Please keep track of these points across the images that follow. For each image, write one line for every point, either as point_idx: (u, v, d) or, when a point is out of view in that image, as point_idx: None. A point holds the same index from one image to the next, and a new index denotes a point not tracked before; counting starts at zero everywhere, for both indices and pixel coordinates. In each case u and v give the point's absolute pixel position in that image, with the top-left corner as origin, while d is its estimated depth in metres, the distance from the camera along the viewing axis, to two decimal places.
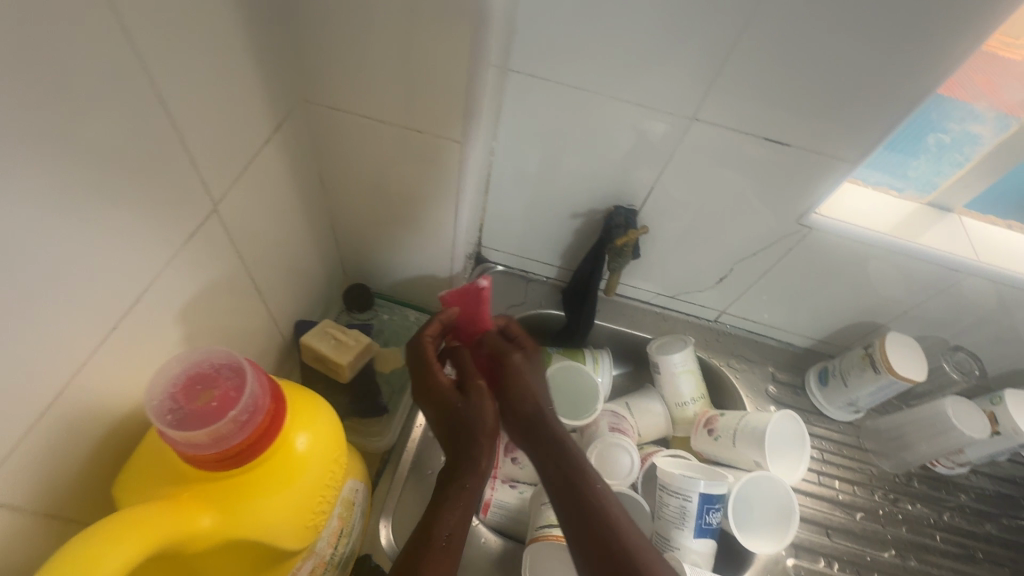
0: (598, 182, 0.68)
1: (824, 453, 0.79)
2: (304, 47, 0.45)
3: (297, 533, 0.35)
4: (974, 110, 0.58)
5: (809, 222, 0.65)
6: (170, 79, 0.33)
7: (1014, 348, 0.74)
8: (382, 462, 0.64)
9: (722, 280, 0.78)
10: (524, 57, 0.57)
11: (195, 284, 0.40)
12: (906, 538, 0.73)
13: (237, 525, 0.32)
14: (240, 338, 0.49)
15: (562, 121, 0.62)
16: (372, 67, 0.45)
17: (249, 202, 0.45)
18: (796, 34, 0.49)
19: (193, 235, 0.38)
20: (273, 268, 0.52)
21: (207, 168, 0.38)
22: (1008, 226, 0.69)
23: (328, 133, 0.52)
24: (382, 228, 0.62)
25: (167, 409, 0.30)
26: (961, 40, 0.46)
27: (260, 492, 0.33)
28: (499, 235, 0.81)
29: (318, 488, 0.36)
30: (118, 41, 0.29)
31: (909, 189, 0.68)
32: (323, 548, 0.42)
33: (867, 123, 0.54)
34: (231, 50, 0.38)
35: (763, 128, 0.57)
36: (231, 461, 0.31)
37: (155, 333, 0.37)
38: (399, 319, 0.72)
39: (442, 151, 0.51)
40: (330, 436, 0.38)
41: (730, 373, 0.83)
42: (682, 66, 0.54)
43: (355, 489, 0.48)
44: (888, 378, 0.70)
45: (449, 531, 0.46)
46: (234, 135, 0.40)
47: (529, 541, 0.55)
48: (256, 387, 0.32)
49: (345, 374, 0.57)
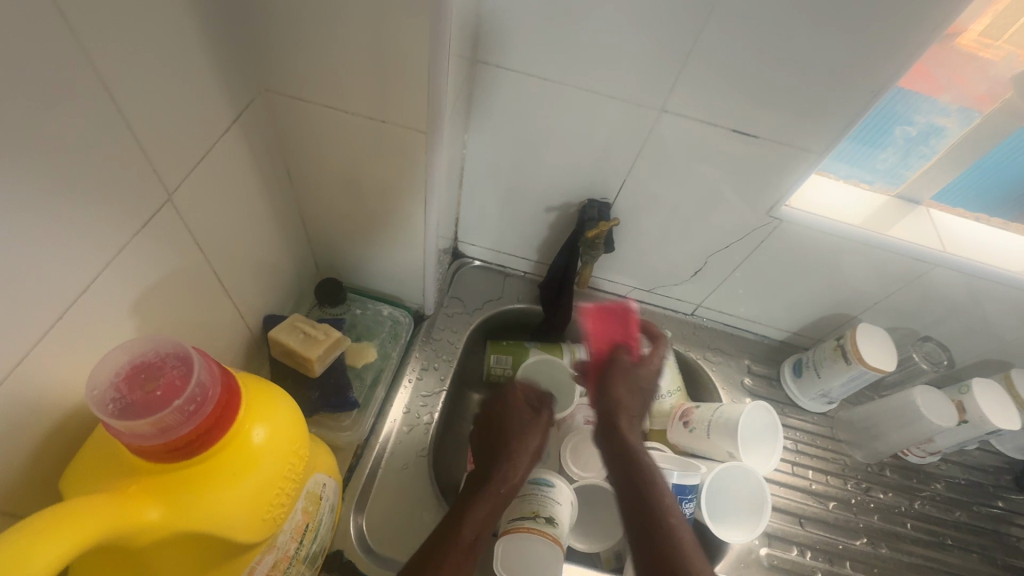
0: (572, 175, 0.68)
1: (798, 444, 0.79)
2: (263, 35, 0.44)
3: (252, 526, 0.35)
4: (938, 103, 0.59)
5: (779, 214, 0.65)
6: (117, 64, 0.32)
7: (981, 338, 0.75)
8: (355, 458, 0.63)
9: (697, 274, 0.78)
10: (493, 49, 0.57)
11: (149, 274, 0.39)
12: (878, 526, 0.74)
13: (187, 518, 0.31)
14: (203, 331, 0.48)
15: (533, 114, 0.62)
16: (334, 56, 0.44)
17: (209, 193, 0.44)
18: (758, 25, 0.49)
19: (146, 225, 0.38)
20: (238, 260, 0.52)
21: (160, 157, 0.38)
22: (976, 218, 0.69)
23: (292, 124, 0.51)
24: (352, 221, 0.61)
25: (109, 398, 0.30)
26: (919, 32, 0.47)
27: (211, 484, 0.32)
28: (475, 229, 0.81)
29: (275, 480, 0.36)
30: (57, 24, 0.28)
31: (879, 181, 0.68)
32: (286, 543, 0.41)
33: (831, 115, 0.55)
34: (184, 37, 0.37)
35: (730, 120, 0.57)
36: (180, 453, 0.31)
37: (105, 323, 0.36)
38: (371, 314, 0.72)
39: (409, 143, 0.50)
40: (289, 428, 0.37)
41: (706, 366, 0.84)
42: (649, 58, 0.54)
43: (324, 484, 0.47)
44: (858, 368, 0.71)
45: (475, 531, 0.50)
46: (189, 124, 0.40)
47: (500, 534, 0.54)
48: (203, 376, 0.32)
49: (314, 369, 0.57)
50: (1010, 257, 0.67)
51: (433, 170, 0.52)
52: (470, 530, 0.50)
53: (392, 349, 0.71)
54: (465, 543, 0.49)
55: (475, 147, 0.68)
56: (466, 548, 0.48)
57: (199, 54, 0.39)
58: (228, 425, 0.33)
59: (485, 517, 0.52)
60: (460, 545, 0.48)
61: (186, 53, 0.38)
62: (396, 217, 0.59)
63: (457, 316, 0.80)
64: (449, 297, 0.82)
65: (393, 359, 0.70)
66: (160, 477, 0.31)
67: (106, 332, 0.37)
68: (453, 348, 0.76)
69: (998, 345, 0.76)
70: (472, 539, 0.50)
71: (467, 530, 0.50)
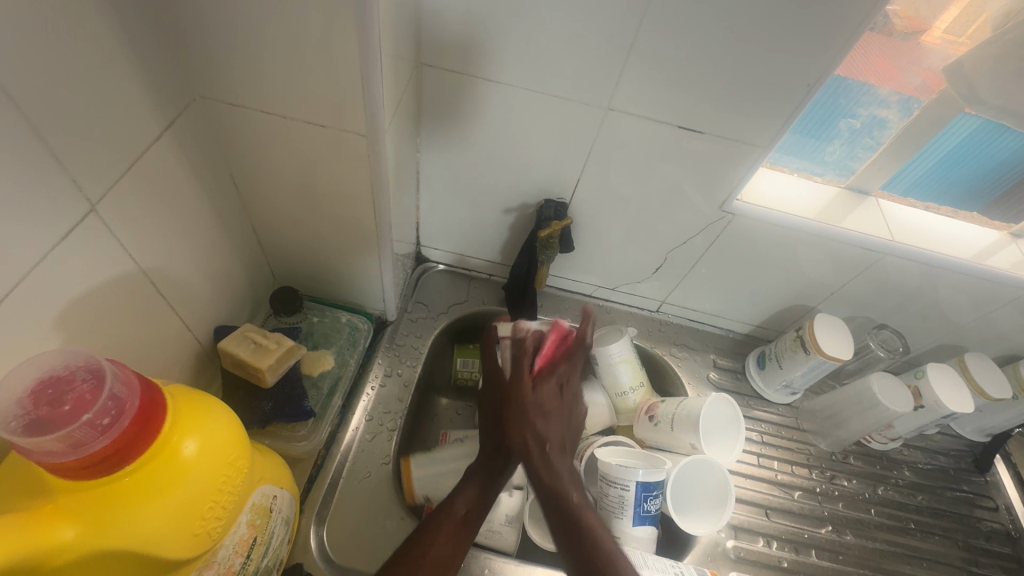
0: (526, 176, 0.69)
1: (764, 435, 0.80)
2: (191, 43, 0.43)
3: (181, 541, 0.34)
4: (878, 95, 0.60)
5: (732, 208, 0.66)
6: (22, 72, 0.31)
7: (936, 324, 0.77)
8: (314, 468, 0.62)
9: (659, 270, 0.79)
10: (437, 52, 0.57)
11: (75, 288, 0.39)
12: (843, 514, 0.75)
13: (106, 536, 0.31)
14: (144, 344, 0.47)
15: (483, 116, 0.62)
16: (265, 60, 0.44)
17: (140, 204, 0.43)
18: (691, 24, 0.50)
19: (67, 237, 0.37)
20: (181, 270, 0.51)
21: (78, 165, 0.37)
22: (926, 208, 0.71)
23: (230, 132, 0.51)
24: (304, 228, 0.61)
25: (13, 416, 0.29)
26: (846, 27, 0.48)
27: (132, 500, 0.32)
28: (436, 232, 0.80)
29: (207, 493, 0.35)
30: None
31: (829, 174, 0.69)
32: (230, 556, 0.40)
33: (770, 109, 0.56)
34: (102, 46, 0.37)
35: (675, 116, 0.58)
36: (99, 469, 0.30)
37: (25, 339, 0.36)
38: (329, 321, 0.70)
39: (351, 147, 0.50)
40: (222, 438, 0.37)
41: (672, 362, 0.84)
42: (589, 58, 0.55)
43: (274, 495, 0.46)
44: (817, 358, 0.72)
45: (468, 507, 0.53)
46: (111, 134, 0.39)
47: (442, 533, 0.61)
48: (118, 388, 0.32)
49: (266, 379, 0.56)
50: (960, 245, 0.68)
51: (378, 174, 0.52)
52: (461, 505, 0.53)
53: (350, 356, 0.69)
54: (458, 515, 0.52)
55: (428, 151, 0.68)
56: (459, 521, 0.52)
57: (119, 60, 0.38)
58: (152, 436, 0.33)
59: (476, 495, 0.55)
60: (454, 519, 0.52)
61: (103, 59, 0.37)
62: (346, 222, 0.59)
63: (422, 321, 0.79)
64: (413, 302, 0.81)
65: (352, 366, 0.68)
66: (78, 494, 0.30)
67: (28, 348, 0.36)
68: (418, 353, 0.75)
69: (950, 330, 0.77)
70: (463, 513, 0.53)
71: (458, 506, 0.53)
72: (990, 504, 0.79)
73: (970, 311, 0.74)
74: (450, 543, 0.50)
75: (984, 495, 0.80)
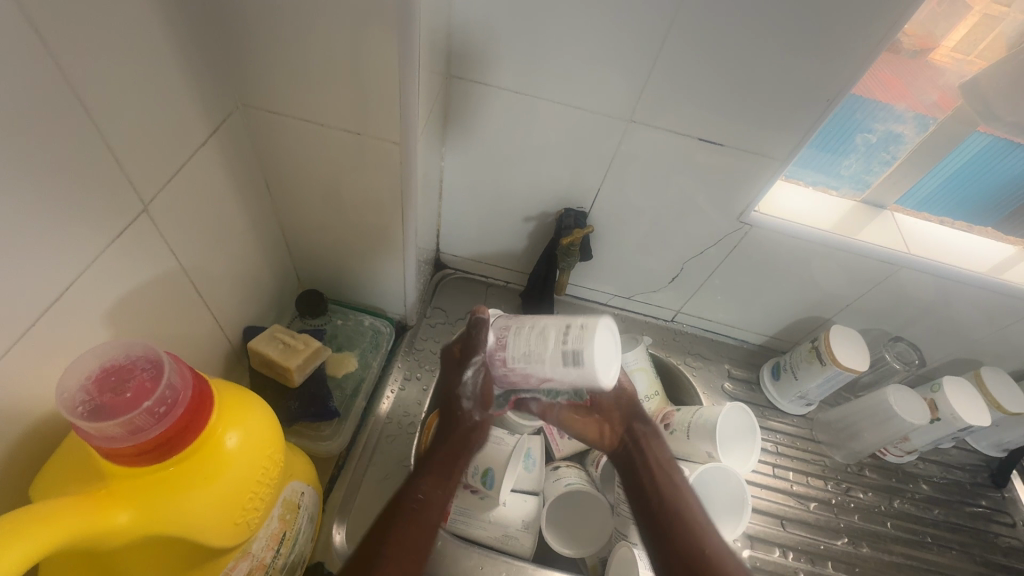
0: (548, 187, 0.70)
1: (779, 446, 0.80)
2: (237, 51, 0.45)
3: (221, 530, 0.36)
4: (894, 110, 0.61)
5: (749, 219, 0.67)
6: (91, 77, 0.34)
7: (952, 338, 0.77)
8: (335, 467, 0.64)
9: (675, 280, 0.80)
10: (466, 63, 0.59)
11: (123, 285, 0.40)
12: (859, 526, 0.75)
13: (154, 520, 0.32)
14: (180, 341, 0.49)
15: (508, 126, 0.64)
16: (307, 69, 0.46)
17: (184, 206, 0.45)
18: (713, 40, 0.52)
19: (120, 235, 0.39)
20: (216, 270, 0.52)
21: (133, 165, 0.39)
22: (940, 222, 0.71)
23: (267, 136, 0.52)
24: (332, 233, 0.62)
25: (79, 401, 0.31)
26: (864, 47, 0.50)
27: (181, 487, 0.33)
28: (457, 240, 0.82)
29: (247, 484, 0.37)
30: (38, 56, 0.30)
31: (846, 187, 0.70)
32: (261, 550, 0.41)
33: (790, 123, 0.57)
34: (158, 53, 0.39)
35: (697, 128, 0.60)
36: (153, 455, 0.32)
37: (79, 332, 0.37)
38: (352, 324, 0.72)
39: (385, 154, 0.51)
40: (263, 434, 0.38)
41: (687, 372, 0.84)
42: (613, 73, 0.57)
43: (302, 492, 0.47)
44: (833, 369, 0.72)
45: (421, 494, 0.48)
46: (162, 139, 0.41)
47: (462, 540, 0.63)
48: (175, 378, 0.33)
49: (294, 378, 0.57)
50: (975, 260, 0.69)
51: (408, 180, 0.54)
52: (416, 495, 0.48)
53: (373, 358, 0.71)
54: (415, 502, 0.47)
55: (453, 159, 0.70)
56: (413, 510, 0.46)
57: (171, 65, 0.40)
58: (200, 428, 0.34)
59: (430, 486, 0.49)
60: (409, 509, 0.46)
61: (159, 66, 0.39)
62: (372, 227, 0.60)
63: (440, 326, 0.80)
64: (432, 308, 0.82)
65: (374, 369, 0.70)
66: (129, 482, 0.32)
67: (79, 341, 0.38)
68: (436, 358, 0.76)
69: (966, 345, 0.78)
70: (417, 500, 0.47)
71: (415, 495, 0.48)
72: (1007, 521, 0.79)
73: (986, 325, 0.74)
74: (407, 535, 0.44)
75: (1001, 511, 0.80)
